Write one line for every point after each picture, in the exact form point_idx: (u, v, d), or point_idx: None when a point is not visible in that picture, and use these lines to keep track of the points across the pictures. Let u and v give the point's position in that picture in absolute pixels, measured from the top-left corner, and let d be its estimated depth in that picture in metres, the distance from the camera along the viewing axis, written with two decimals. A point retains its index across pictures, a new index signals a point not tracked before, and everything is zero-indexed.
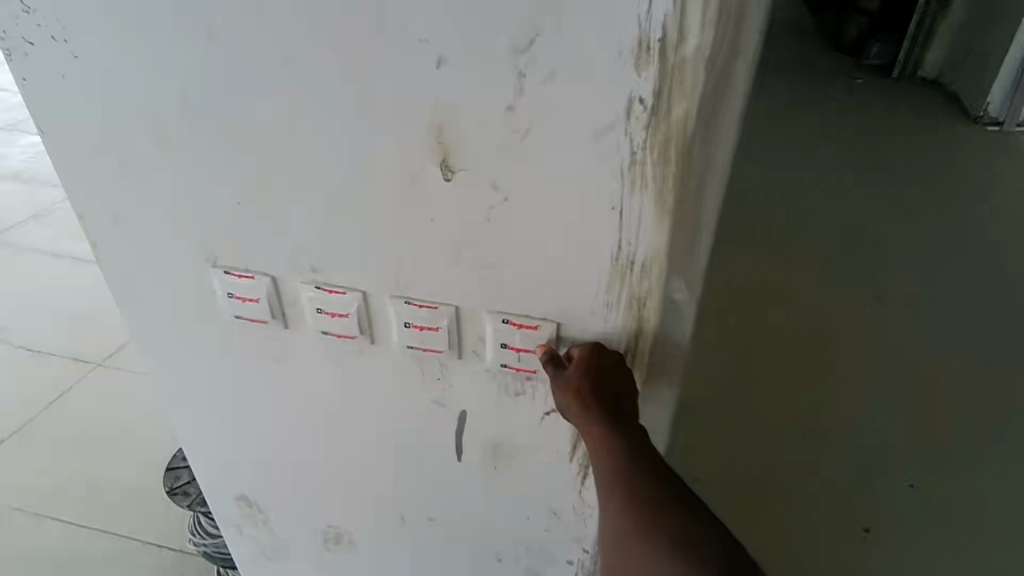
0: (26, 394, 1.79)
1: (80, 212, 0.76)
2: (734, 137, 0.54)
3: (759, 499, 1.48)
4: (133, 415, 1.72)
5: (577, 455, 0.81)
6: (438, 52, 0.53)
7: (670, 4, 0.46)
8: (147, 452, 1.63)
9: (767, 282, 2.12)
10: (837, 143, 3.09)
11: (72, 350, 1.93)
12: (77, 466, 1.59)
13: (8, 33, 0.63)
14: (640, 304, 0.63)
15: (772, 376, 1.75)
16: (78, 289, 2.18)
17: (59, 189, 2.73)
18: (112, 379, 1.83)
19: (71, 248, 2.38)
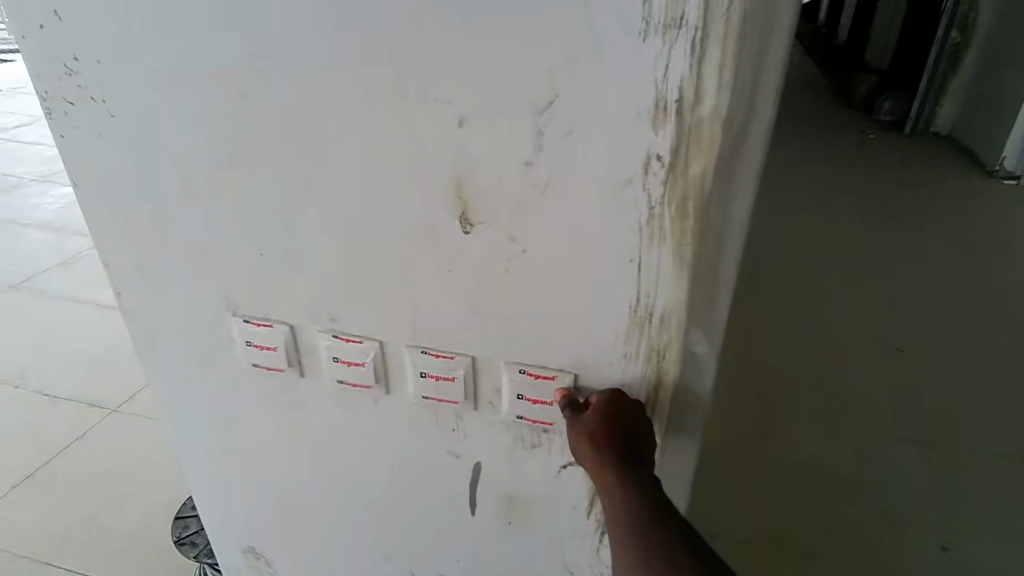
0: (39, 438, 1.78)
1: (106, 260, 0.78)
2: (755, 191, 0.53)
3: (774, 548, 1.41)
4: (144, 461, 1.71)
5: (594, 510, 0.79)
6: (459, 111, 0.55)
7: (687, 67, 0.47)
8: (155, 500, 1.60)
9: (783, 329, 2.13)
10: (848, 194, 3.14)
11: (89, 393, 1.94)
12: (85, 511, 1.57)
13: (51, 94, 0.66)
14: (659, 356, 0.62)
15: (789, 424, 1.73)
16: (99, 334, 2.21)
17: (87, 238, 2.81)
18: (126, 425, 1.82)
19: (95, 294, 2.42)
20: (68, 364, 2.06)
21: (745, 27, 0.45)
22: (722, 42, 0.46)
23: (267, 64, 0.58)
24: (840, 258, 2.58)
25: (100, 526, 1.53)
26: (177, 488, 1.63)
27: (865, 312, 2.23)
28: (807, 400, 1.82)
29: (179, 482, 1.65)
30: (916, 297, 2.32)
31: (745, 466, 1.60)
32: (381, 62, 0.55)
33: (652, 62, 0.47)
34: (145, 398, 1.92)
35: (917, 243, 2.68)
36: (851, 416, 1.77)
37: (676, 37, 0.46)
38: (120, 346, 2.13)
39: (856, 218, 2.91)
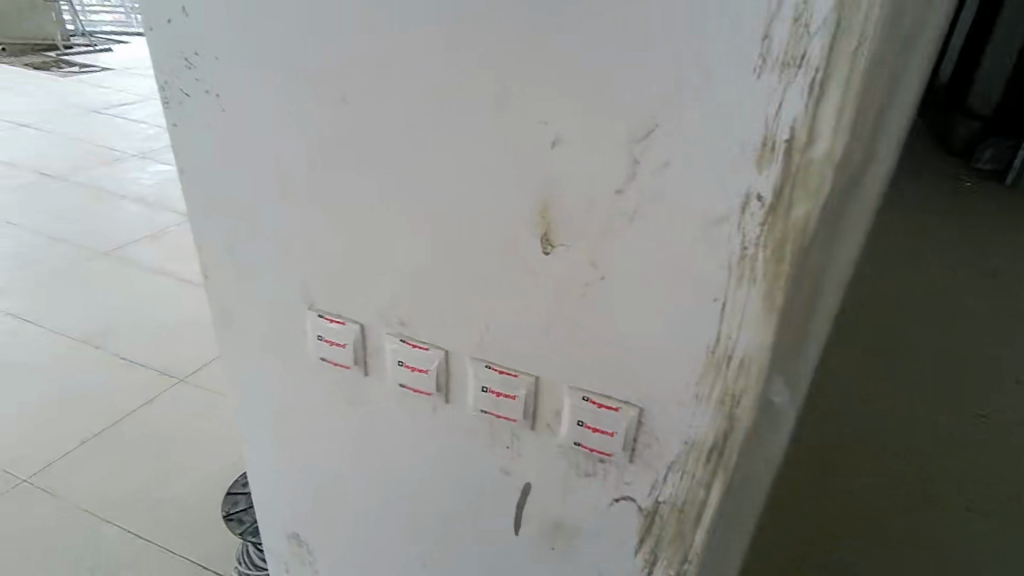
0: (112, 398, 1.90)
1: (200, 243, 0.83)
2: (861, 242, 0.50)
3: None
4: (204, 433, 1.80)
5: (644, 549, 0.76)
6: (555, 132, 0.54)
7: (802, 107, 0.44)
8: (211, 471, 1.68)
9: (855, 381, 2.01)
10: (941, 244, 2.95)
11: (163, 362, 2.06)
12: (146, 475, 1.66)
13: (171, 85, 0.70)
14: (733, 401, 0.60)
15: (853, 482, 1.64)
16: (178, 305, 2.35)
17: (177, 215, 3.01)
18: (191, 397, 1.92)
19: (178, 268, 2.59)
20: (148, 331, 2.20)
21: (873, 69, 0.42)
22: (845, 83, 0.43)
23: (372, 73, 0.60)
24: (927, 313, 2.41)
25: (158, 491, 1.62)
26: (232, 463, 1.70)
27: (948, 373, 2.08)
28: (877, 462, 1.71)
29: (234, 458, 1.72)
30: (1011, 366, 2.14)
31: (798, 521, 1.52)
32: (482, 78, 0.55)
33: (764, 99, 0.45)
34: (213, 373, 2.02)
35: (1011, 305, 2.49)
36: (924, 485, 1.65)
37: (794, 76, 0.44)
38: (196, 319, 2.26)
39: (947, 271, 2.72)
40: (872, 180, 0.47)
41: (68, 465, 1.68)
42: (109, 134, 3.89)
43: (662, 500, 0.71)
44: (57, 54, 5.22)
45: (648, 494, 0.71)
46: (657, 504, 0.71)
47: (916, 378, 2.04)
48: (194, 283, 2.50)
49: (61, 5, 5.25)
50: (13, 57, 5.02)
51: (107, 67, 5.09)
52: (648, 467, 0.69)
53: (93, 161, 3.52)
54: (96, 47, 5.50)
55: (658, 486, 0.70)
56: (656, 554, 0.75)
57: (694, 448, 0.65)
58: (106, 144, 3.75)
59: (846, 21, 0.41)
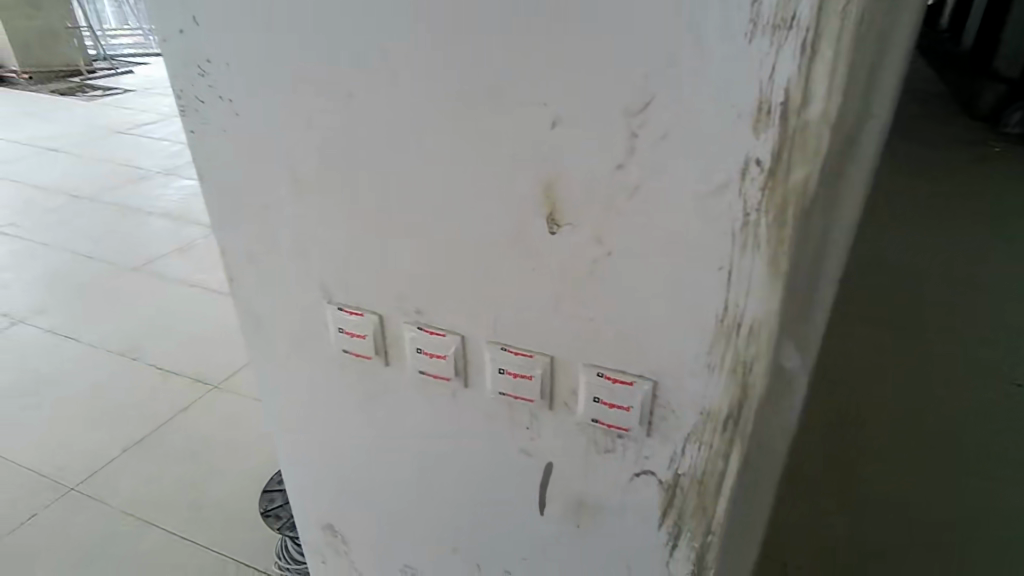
0: (151, 406, 1.98)
1: (223, 248, 0.86)
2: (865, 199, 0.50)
3: None
4: (239, 435, 1.86)
5: (667, 522, 0.77)
6: (554, 113, 0.55)
7: (794, 69, 0.45)
8: (248, 471, 1.73)
9: (874, 353, 1.98)
10: (968, 212, 2.87)
11: (200, 368, 2.13)
12: (188, 476, 1.73)
13: (185, 93, 0.73)
14: (746, 369, 0.60)
15: (874, 451, 1.61)
16: (207, 314, 2.42)
17: (202, 227, 3.10)
18: (225, 401, 1.99)
19: (206, 278, 2.67)
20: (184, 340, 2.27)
21: (861, 27, 0.42)
22: (836, 41, 0.43)
23: (375, 68, 0.62)
24: (952, 281, 2.36)
25: (202, 490, 1.68)
26: (266, 463, 1.76)
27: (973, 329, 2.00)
28: (901, 431, 1.68)
29: (269, 458, 1.78)
30: None
31: (816, 490, 1.50)
32: (479, 65, 0.57)
33: (757, 64, 0.46)
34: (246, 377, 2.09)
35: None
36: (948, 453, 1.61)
37: (785, 38, 0.44)
38: (226, 326, 2.34)
39: (974, 239, 2.65)
40: (870, 138, 0.47)
41: (111, 472, 1.75)
42: (134, 153, 4.01)
43: (682, 472, 0.71)
44: (80, 79, 5.39)
45: (668, 467, 0.72)
46: (678, 476, 0.72)
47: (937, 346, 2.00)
48: (220, 292, 2.58)
49: (81, 30, 5.41)
50: (40, 85, 5.20)
51: (129, 89, 5.24)
52: (665, 440, 0.70)
53: (120, 180, 3.63)
54: (117, 70, 5.67)
55: (677, 458, 0.71)
56: (681, 526, 0.76)
57: (710, 418, 0.65)
58: (131, 163, 3.86)
59: None
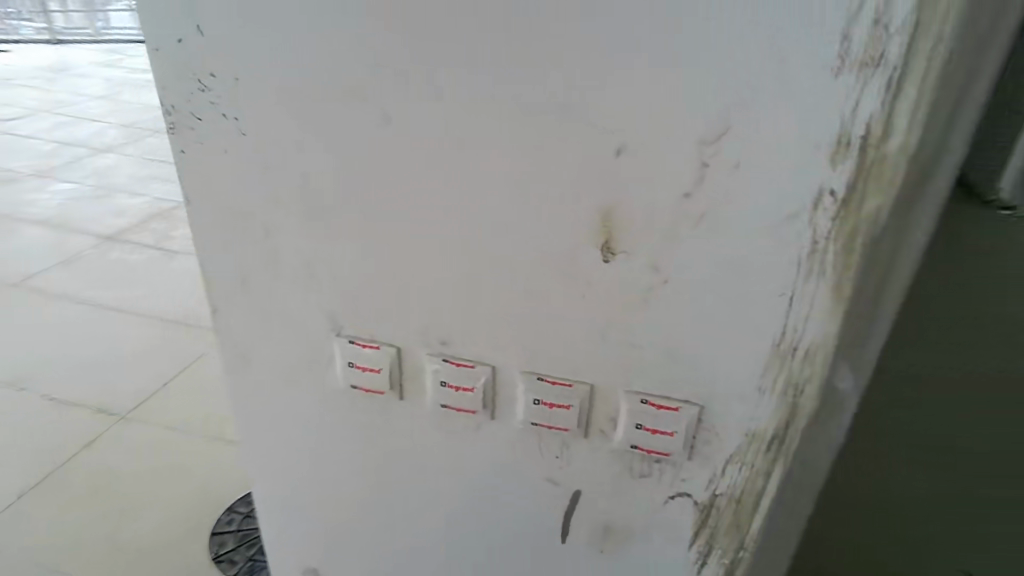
0: (41, 443, 1.73)
1: (208, 276, 0.78)
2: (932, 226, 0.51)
3: None
4: (162, 466, 1.67)
5: (698, 543, 0.77)
6: (620, 140, 0.54)
7: (877, 103, 0.46)
8: (177, 505, 1.56)
9: None
10: None
11: (103, 397, 1.89)
12: (106, 517, 1.53)
13: (178, 108, 0.65)
14: (796, 390, 0.62)
15: None
16: (103, 334, 2.15)
17: (86, 236, 2.74)
18: (135, 431, 1.77)
19: (97, 294, 2.35)
20: (77, 367, 2.00)
21: (948, 66, 0.44)
22: (920, 79, 0.44)
23: (420, 89, 0.58)
24: None
25: (126, 532, 1.49)
26: (196, 495, 1.59)
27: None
28: None
29: (200, 488, 1.61)
30: None
31: None
32: (543, 90, 0.55)
33: (840, 99, 0.47)
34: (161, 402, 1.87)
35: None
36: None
37: (871, 75, 0.45)
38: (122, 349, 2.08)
39: None
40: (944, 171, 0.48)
41: (6, 520, 1.52)
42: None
43: (720, 493, 0.72)
44: None
45: (705, 488, 0.72)
46: (715, 497, 0.73)
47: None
48: (114, 309, 2.29)
49: None
50: None
51: None
52: (705, 462, 0.70)
53: None
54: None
55: (716, 479, 0.71)
56: (712, 545, 0.77)
57: (754, 438, 0.66)
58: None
59: (925, 19, 0.43)
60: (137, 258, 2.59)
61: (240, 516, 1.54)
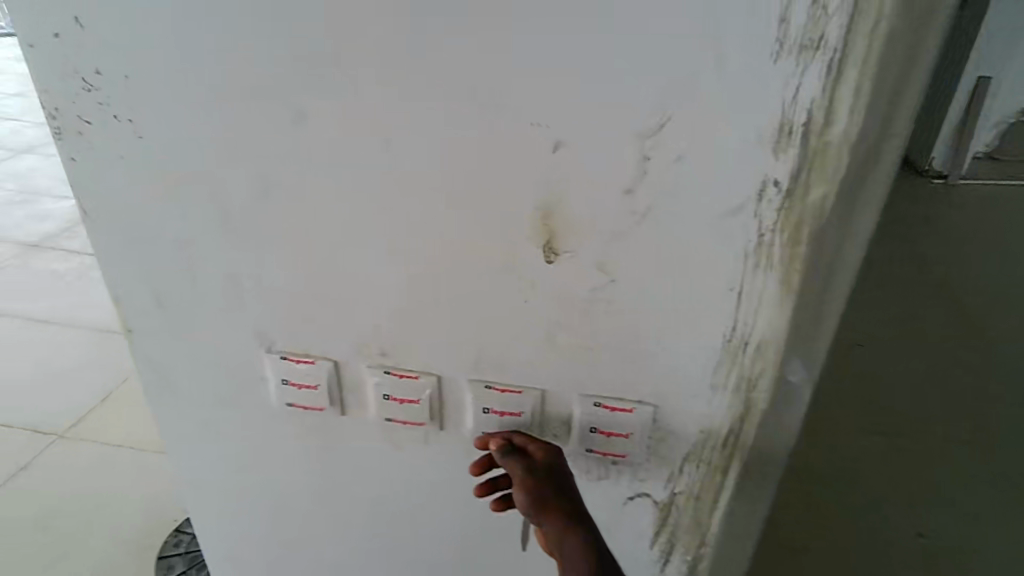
0: None
1: (117, 294, 0.70)
2: (881, 210, 0.51)
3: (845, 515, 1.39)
4: (112, 485, 1.56)
5: (660, 542, 0.74)
6: (556, 136, 0.52)
7: (818, 89, 0.46)
8: (128, 526, 1.46)
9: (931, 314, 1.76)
10: None
11: (33, 420, 1.74)
12: (46, 549, 1.42)
13: (63, 112, 0.59)
14: (750, 386, 0.60)
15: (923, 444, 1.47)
16: (35, 351, 1.98)
17: (10, 244, 2.52)
18: (78, 452, 1.64)
19: (25, 307, 2.16)
20: (12, 390, 1.83)
21: (888, 50, 0.44)
22: (861, 62, 0.45)
23: (336, 84, 0.53)
24: None
25: (69, 563, 1.39)
26: (151, 520, 1.47)
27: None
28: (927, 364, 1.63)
29: (153, 513, 1.49)
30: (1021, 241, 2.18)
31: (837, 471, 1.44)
32: (471, 84, 0.51)
33: (781, 86, 0.46)
34: (102, 421, 1.73)
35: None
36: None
37: (812, 60, 0.45)
38: (56, 368, 1.91)
39: None
40: (889, 156, 0.49)
41: None
42: None
43: (678, 491, 0.69)
44: None
45: (664, 487, 0.69)
46: (674, 496, 0.69)
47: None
48: (45, 323, 2.10)
49: None
50: None
51: None
52: (663, 462, 0.67)
53: None
54: None
55: (673, 479, 0.68)
56: (673, 542, 0.73)
57: (709, 435, 0.64)
58: None
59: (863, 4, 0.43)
60: (68, 267, 2.37)
61: (189, 536, 1.38)
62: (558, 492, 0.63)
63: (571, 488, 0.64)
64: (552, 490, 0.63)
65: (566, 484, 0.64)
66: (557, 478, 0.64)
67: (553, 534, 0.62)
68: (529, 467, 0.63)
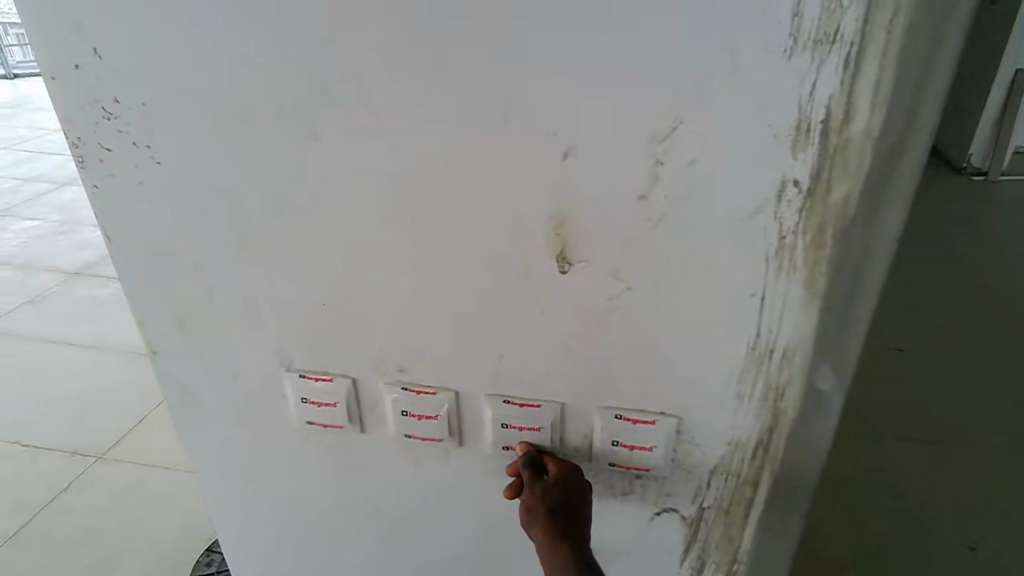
0: (19, 493, 1.63)
1: (139, 316, 0.71)
2: (908, 210, 0.49)
3: (875, 531, 1.40)
4: (146, 505, 1.58)
5: (690, 559, 0.71)
6: (566, 143, 0.51)
7: (836, 84, 0.45)
8: (162, 543, 1.47)
9: (920, 343, 1.94)
10: (935, 195, 2.82)
11: (73, 441, 1.78)
12: (84, 568, 1.44)
13: (85, 141, 0.60)
14: (778, 394, 0.58)
15: (940, 473, 1.53)
16: (77, 373, 2.04)
17: (53, 271, 2.61)
18: (115, 473, 1.67)
19: (66, 332, 2.23)
20: (52, 411, 1.89)
21: (908, 41, 0.43)
22: (879, 56, 0.43)
23: (346, 99, 0.53)
24: (977, 254, 2.39)
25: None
26: (183, 539, 1.48)
27: (939, 310, 2.09)
28: (936, 401, 1.73)
29: (184, 532, 1.50)
30: None
31: (861, 496, 1.48)
32: (479, 93, 0.51)
33: (797, 82, 0.45)
34: (140, 442, 1.77)
35: (945, 213, 2.68)
36: (967, 452, 1.58)
37: (828, 54, 0.44)
38: (94, 390, 1.96)
39: (928, 212, 2.70)
40: (915, 152, 0.46)
41: None
42: None
43: (707, 505, 0.66)
44: None
45: (691, 502, 0.67)
46: (703, 511, 0.67)
47: (914, 329, 2.00)
48: (87, 346, 2.16)
49: None
50: None
51: None
52: (688, 475, 0.65)
53: None
54: None
55: (702, 493, 0.65)
56: (704, 559, 0.70)
57: (737, 447, 0.62)
58: None
59: None
60: (106, 293, 2.45)
61: (221, 556, 1.38)
62: (558, 510, 0.63)
63: (576, 508, 0.64)
64: (552, 506, 0.63)
65: (570, 503, 0.64)
66: (562, 496, 0.63)
67: (546, 550, 0.62)
68: (534, 481, 0.64)
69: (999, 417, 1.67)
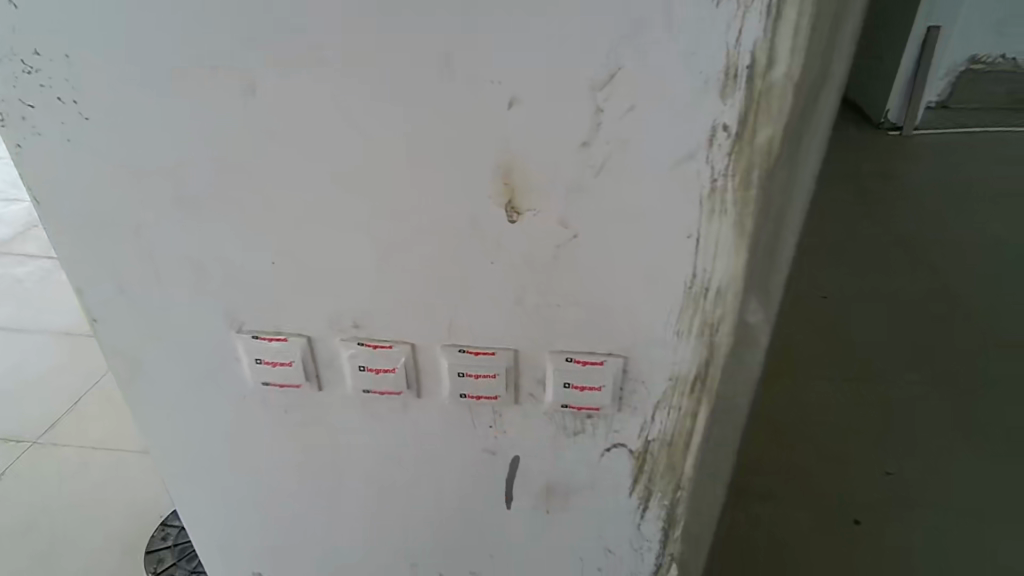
0: None
1: (78, 285, 0.69)
2: (822, 152, 0.53)
3: (806, 462, 1.54)
4: (87, 486, 1.54)
5: (639, 488, 0.76)
6: (510, 91, 0.52)
7: (761, 30, 0.48)
8: (110, 524, 1.45)
9: (843, 289, 2.09)
10: (860, 149, 2.98)
11: (3, 432, 1.69)
12: (26, 554, 1.40)
13: (4, 96, 0.57)
14: (713, 329, 0.62)
15: (861, 405, 1.68)
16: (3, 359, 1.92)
17: None
18: (52, 457, 1.62)
19: None
20: None
21: None
22: (798, 4, 0.46)
23: (288, 50, 0.53)
24: (896, 205, 2.57)
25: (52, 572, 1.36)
26: (132, 518, 1.46)
27: (861, 258, 2.25)
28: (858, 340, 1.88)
29: (133, 511, 1.47)
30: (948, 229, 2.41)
31: (794, 431, 1.61)
32: (424, 44, 0.51)
33: (724, 28, 0.48)
34: (77, 426, 1.70)
35: (865, 169, 2.82)
36: (884, 386, 1.74)
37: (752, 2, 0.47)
38: (23, 375, 1.86)
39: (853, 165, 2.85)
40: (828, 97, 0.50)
41: None
42: None
43: (652, 438, 0.71)
44: None
45: (638, 436, 0.71)
46: (648, 444, 0.72)
47: (839, 280, 2.14)
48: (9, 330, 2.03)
49: None
50: None
51: None
52: (636, 410, 0.69)
53: None
54: None
55: (647, 426, 0.70)
56: (650, 488, 0.76)
57: (678, 381, 0.66)
58: None
59: None
60: (26, 272, 2.30)
61: (176, 529, 1.42)
62: None
63: None
64: None
65: None
66: None
67: None
68: None
69: (911, 354, 1.84)
